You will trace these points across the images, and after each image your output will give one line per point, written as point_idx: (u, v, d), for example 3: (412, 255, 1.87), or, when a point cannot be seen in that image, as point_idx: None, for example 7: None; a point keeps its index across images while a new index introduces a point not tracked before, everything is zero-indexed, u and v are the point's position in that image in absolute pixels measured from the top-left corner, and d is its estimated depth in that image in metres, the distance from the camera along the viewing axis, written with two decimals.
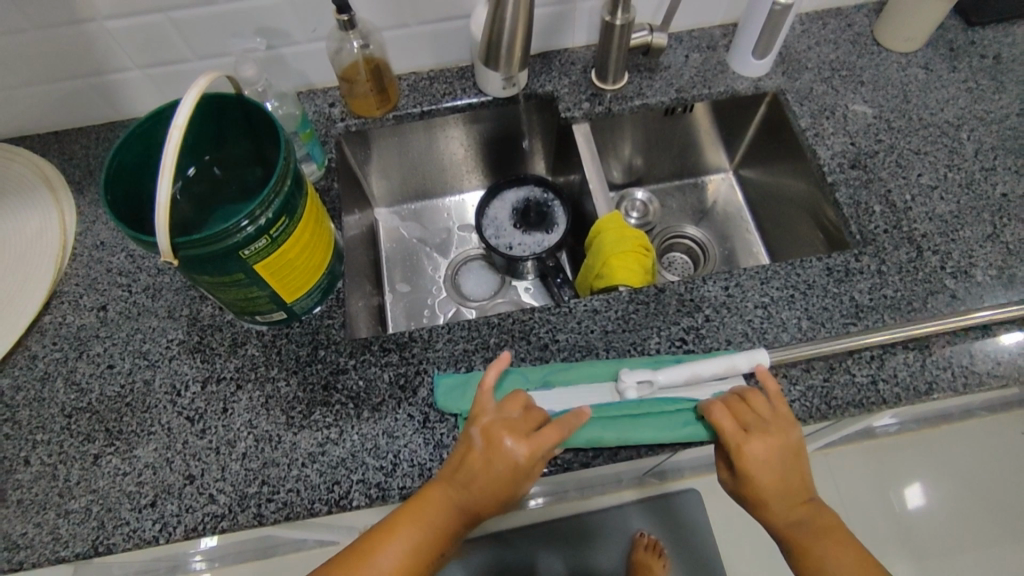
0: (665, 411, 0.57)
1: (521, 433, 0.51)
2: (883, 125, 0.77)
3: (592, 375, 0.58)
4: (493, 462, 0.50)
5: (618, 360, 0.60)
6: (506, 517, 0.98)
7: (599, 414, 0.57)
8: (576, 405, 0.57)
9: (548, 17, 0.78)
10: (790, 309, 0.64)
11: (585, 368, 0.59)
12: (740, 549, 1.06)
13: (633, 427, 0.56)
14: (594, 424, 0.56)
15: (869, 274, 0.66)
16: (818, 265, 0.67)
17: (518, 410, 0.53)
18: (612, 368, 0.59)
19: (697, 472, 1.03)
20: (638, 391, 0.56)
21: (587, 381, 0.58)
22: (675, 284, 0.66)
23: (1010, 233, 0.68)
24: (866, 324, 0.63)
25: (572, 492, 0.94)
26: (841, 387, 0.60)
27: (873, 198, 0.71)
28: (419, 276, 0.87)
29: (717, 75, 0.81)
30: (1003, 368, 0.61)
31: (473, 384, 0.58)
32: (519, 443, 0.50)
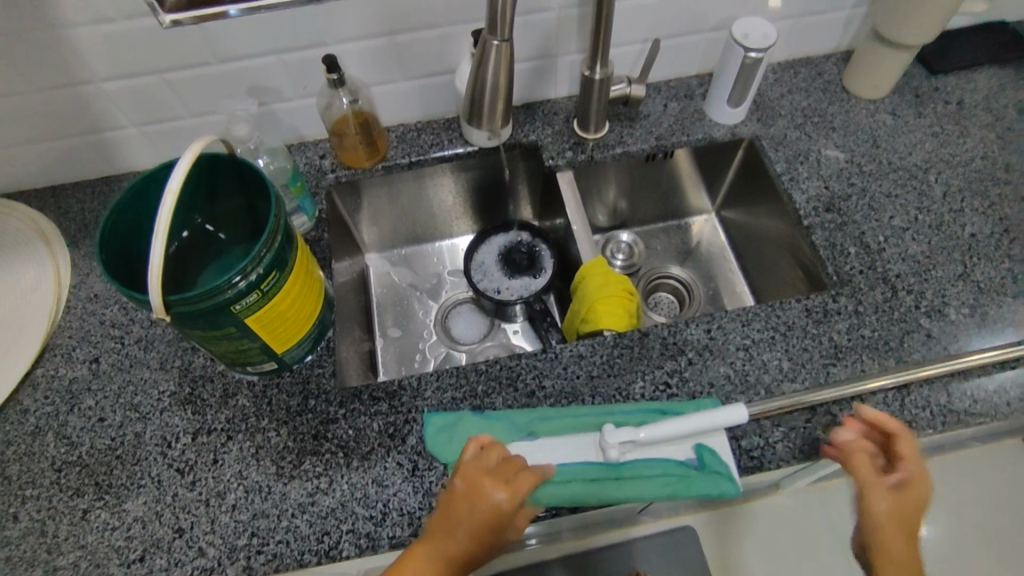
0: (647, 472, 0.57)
1: (500, 478, 0.52)
2: (855, 169, 0.80)
3: (578, 425, 0.59)
4: (476, 505, 0.50)
5: (603, 408, 0.61)
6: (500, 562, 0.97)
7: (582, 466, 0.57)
8: (559, 455, 0.58)
9: (531, 70, 0.81)
10: (771, 351, 0.66)
11: (570, 419, 0.60)
12: None
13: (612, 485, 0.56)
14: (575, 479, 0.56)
15: (847, 315, 0.68)
16: (796, 307, 0.68)
17: (497, 457, 0.54)
18: (598, 420, 0.60)
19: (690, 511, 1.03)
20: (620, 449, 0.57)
21: (573, 432, 0.59)
22: (659, 327, 0.67)
23: (981, 272, 0.71)
24: (845, 364, 0.65)
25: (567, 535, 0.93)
26: (823, 428, 0.61)
27: (848, 240, 0.74)
28: (409, 321, 0.89)
29: (695, 123, 0.85)
30: (980, 406, 0.63)
31: (461, 430, 0.59)
32: (499, 489, 0.51)
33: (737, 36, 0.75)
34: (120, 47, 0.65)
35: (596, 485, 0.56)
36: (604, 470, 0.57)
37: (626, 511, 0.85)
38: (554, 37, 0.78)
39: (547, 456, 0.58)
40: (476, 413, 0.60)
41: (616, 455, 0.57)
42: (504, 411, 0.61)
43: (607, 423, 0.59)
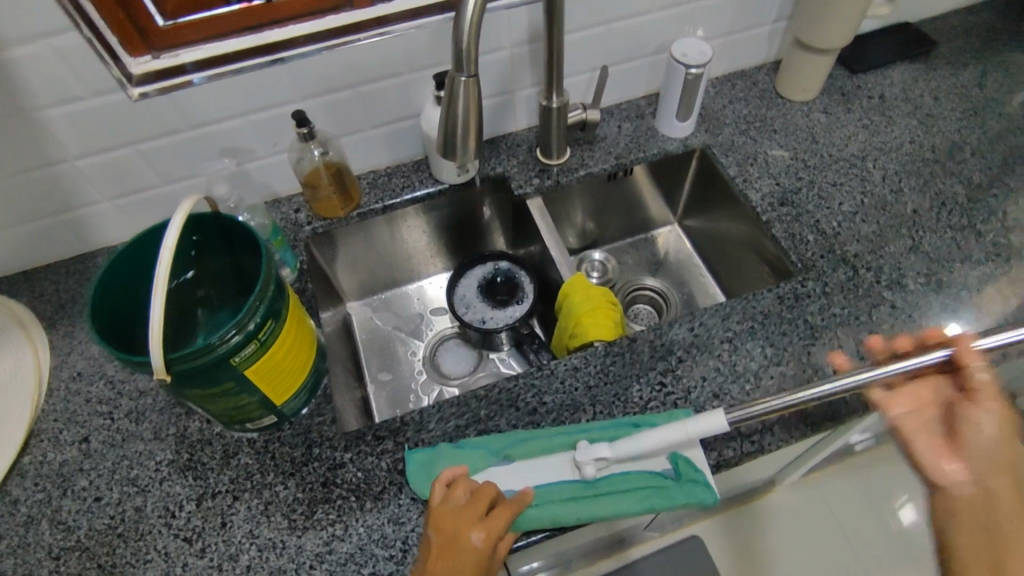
0: (620, 485, 0.59)
1: (475, 515, 0.53)
2: (801, 164, 0.86)
3: (549, 446, 0.60)
4: (457, 550, 0.51)
5: (575, 426, 0.62)
6: None
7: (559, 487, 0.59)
8: (534, 478, 0.59)
9: (491, 107, 0.85)
10: (753, 340, 0.69)
11: (542, 441, 0.60)
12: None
13: (590, 503, 0.58)
14: (554, 502, 0.58)
15: (817, 297, 0.72)
16: (770, 295, 0.73)
17: (465, 494, 0.55)
18: (576, 438, 0.61)
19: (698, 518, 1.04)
20: (596, 467, 0.58)
21: (546, 454, 0.60)
22: (645, 331, 0.69)
23: (929, 242, 0.76)
24: (824, 342, 0.69)
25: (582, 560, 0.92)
26: (815, 404, 0.64)
27: (806, 228, 0.79)
28: (397, 363, 0.89)
29: (649, 139, 0.90)
30: None
31: (439, 462, 0.59)
32: (476, 528, 0.52)
33: (677, 55, 0.81)
34: (89, 124, 0.66)
35: (573, 506, 0.57)
36: (581, 488, 0.58)
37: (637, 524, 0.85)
38: (508, 74, 0.82)
39: (528, 479, 0.59)
40: (449, 442, 0.61)
41: (592, 472, 0.58)
42: (477, 438, 0.61)
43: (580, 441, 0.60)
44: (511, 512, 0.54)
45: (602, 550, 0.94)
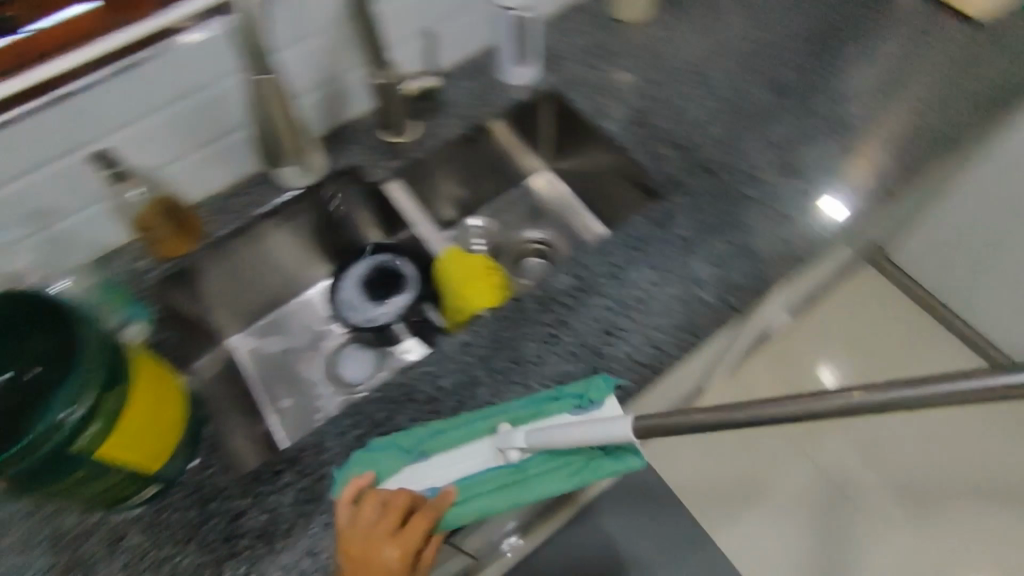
0: (553, 468, 0.54)
1: (387, 533, 0.51)
2: (647, 84, 0.86)
3: (469, 433, 0.57)
4: (370, 573, 0.50)
5: (494, 408, 0.59)
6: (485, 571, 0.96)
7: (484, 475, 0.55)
8: (456, 470, 0.56)
9: (322, 97, 0.79)
10: (635, 269, 0.69)
11: (459, 429, 0.57)
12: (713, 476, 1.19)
13: (519, 489, 0.54)
14: (483, 495, 0.54)
15: (686, 210, 0.74)
16: (642, 220, 0.73)
17: (373, 509, 0.52)
18: (496, 420, 0.57)
19: None
20: (519, 451, 0.55)
21: (467, 441, 0.57)
22: (528, 288, 0.68)
23: (776, 131, 0.81)
24: (701, 253, 0.70)
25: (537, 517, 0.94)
26: (703, 315, 0.66)
27: (664, 146, 0.80)
28: (300, 383, 0.85)
29: (496, 92, 0.87)
30: (814, 242, 0.72)
31: (355, 468, 0.56)
32: (387, 547, 0.50)
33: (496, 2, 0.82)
34: None
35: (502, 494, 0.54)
36: (507, 476, 0.55)
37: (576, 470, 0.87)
38: (329, 58, 0.76)
39: (448, 472, 0.56)
40: (362, 448, 0.58)
41: (516, 456, 0.55)
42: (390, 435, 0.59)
43: (500, 424, 0.56)
44: (424, 522, 0.51)
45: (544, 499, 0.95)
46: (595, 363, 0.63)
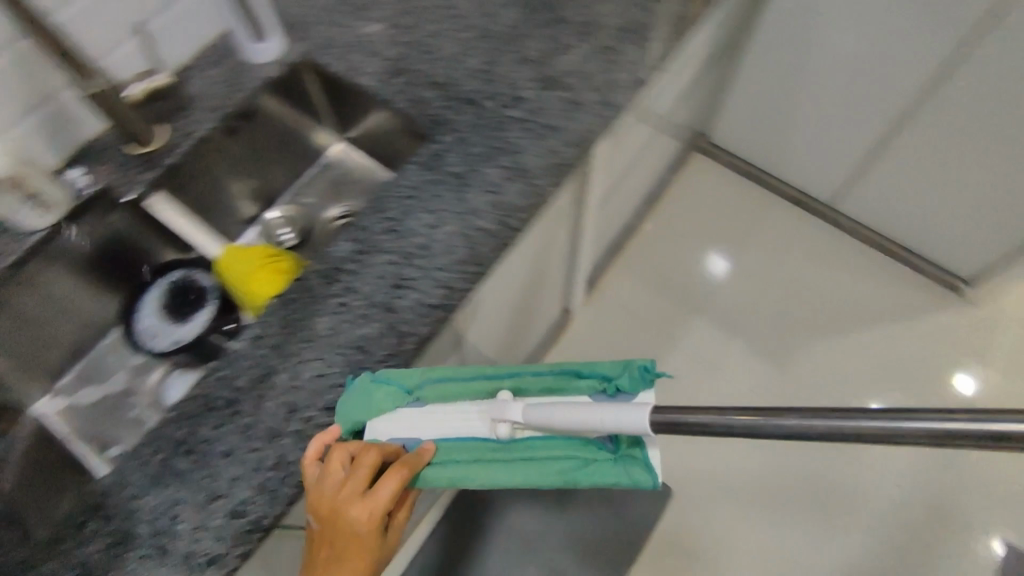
0: (537, 454, 0.63)
1: (356, 493, 0.55)
2: (398, 30, 0.84)
3: (469, 392, 0.66)
4: (340, 532, 0.54)
5: (502, 375, 0.68)
6: None
7: (469, 441, 0.64)
8: (446, 429, 0.65)
9: (41, 124, 0.74)
10: (411, 217, 0.70)
11: (466, 387, 0.67)
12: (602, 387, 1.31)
13: (494, 467, 0.63)
14: (461, 462, 0.63)
15: (453, 147, 0.74)
16: (414, 168, 0.73)
17: (339, 474, 0.55)
18: (500, 386, 0.67)
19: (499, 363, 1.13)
20: (510, 430, 0.62)
21: (463, 399, 0.66)
22: (311, 265, 0.68)
23: (528, 48, 0.81)
24: (475, 185, 0.71)
25: None
26: (484, 244, 0.68)
27: (423, 89, 0.80)
28: (122, 428, 0.79)
29: (243, 74, 0.83)
30: (579, 143, 0.74)
31: (357, 401, 0.60)
32: (355, 507, 0.54)
33: None
34: None
35: (480, 466, 0.63)
36: (492, 448, 0.63)
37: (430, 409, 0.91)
38: (31, 80, 0.71)
39: (441, 426, 0.65)
40: (369, 372, 0.61)
41: (506, 433, 0.62)
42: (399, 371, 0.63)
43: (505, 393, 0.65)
44: (395, 483, 0.56)
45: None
46: (388, 318, 0.64)
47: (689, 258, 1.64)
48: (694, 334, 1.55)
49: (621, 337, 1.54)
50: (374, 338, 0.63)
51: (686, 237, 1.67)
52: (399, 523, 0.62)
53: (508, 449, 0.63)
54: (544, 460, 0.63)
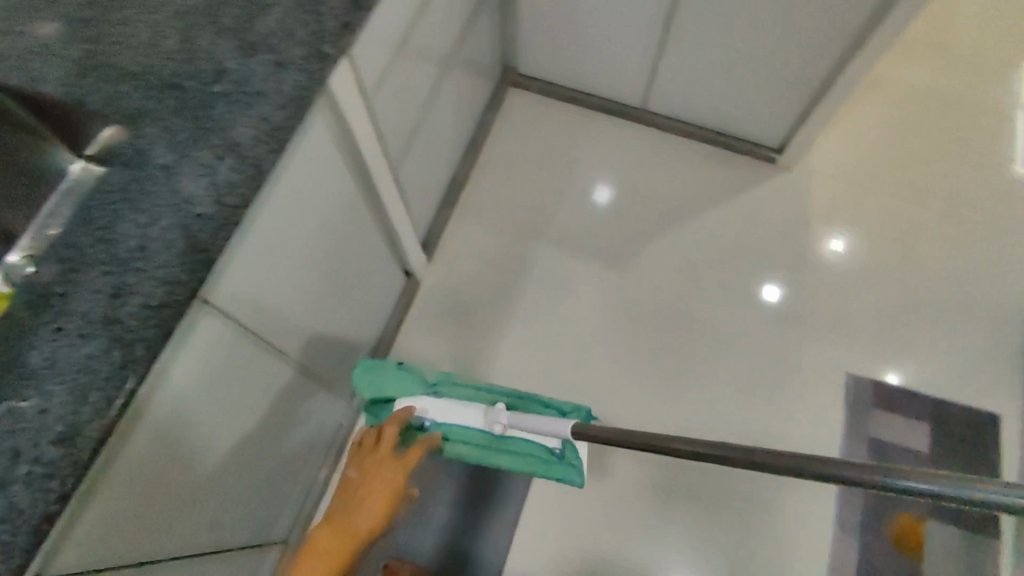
0: (518, 447, 1.04)
1: (384, 452, 0.93)
2: (82, 24, 0.76)
3: (474, 395, 1.10)
4: (371, 480, 0.90)
5: (494, 391, 1.12)
6: (230, 510, 1.03)
7: (473, 433, 1.04)
8: (465, 424, 1.05)
9: None
10: (123, 220, 0.64)
11: (472, 391, 1.10)
12: (466, 327, 1.51)
13: (500, 452, 1.03)
14: (475, 451, 1.02)
15: (153, 137, 0.67)
16: (117, 167, 0.66)
17: (371, 439, 0.95)
18: (494, 397, 1.11)
19: (321, 329, 1.17)
20: (501, 427, 1.03)
21: (469, 402, 1.09)
22: (20, 298, 0.62)
23: (226, 16, 0.74)
24: (187, 171, 0.66)
25: (249, 444, 1.02)
26: (201, 230, 0.64)
27: (115, 83, 0.71)
28: None
29: None
30: (291, 108, 0.69)
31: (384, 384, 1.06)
32: (384, 466, 0.92)
33: None
34: None
35: (494, 453, 1.03)
36: (490, 442, 1.04)
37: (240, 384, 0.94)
38: None
39: (450, 413, 1.06)
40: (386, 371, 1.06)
41: (500, 428, 1.03)
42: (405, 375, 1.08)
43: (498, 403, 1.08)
44: (415, 454, 0.94)
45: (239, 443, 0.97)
46: (112, 332, 0.60)
47: (522, 190, 1.67)
48: (540, 263, 1.59)
49: (470, 283, 1.55)
50: (99, 355, 0.59)
51: (515, 171, 1.69)
52: (402, 506, 1.16)
53: (503, 447, 1.04)
54: (524, 454, 1.04)
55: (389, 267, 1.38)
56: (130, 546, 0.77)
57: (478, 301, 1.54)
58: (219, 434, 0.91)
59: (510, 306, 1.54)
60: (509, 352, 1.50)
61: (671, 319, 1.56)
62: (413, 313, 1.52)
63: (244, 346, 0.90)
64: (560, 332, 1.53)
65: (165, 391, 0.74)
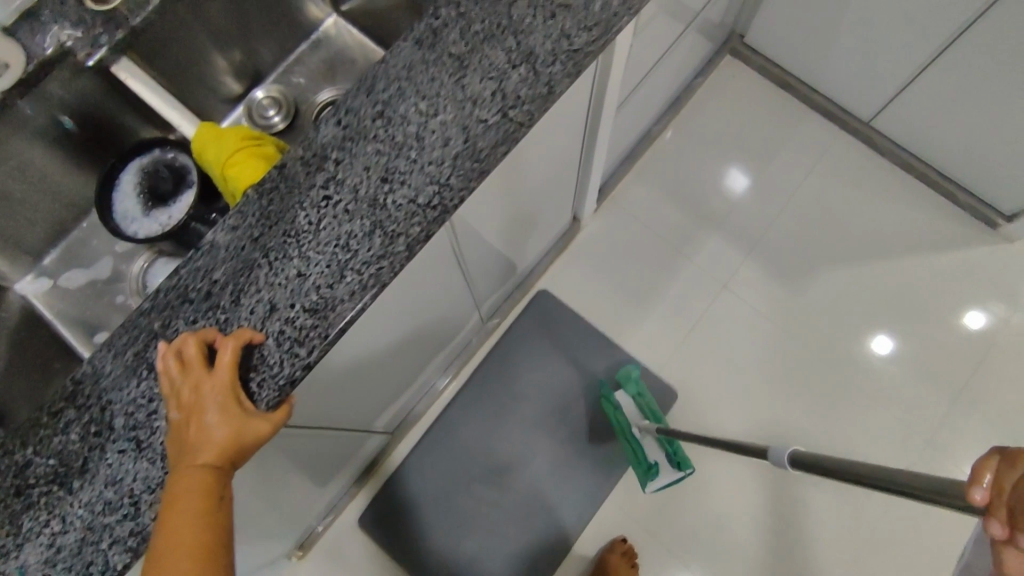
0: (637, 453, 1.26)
1: (199, 369, 0.53)
2: None
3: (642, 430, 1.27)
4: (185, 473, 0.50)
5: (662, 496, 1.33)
6: (369, 399, 1.07)
7: (631, 442, 1.27)
8: (628, 422, 1.28)
9: None
10: (405, 102, 0.62)
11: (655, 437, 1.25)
12: (607, 292, 1.46)
13: (620, 425, 1.30)
14: (630, 450, 1.27)
15: (453, 24, 0.64)
16: (407, 45, 0.64)
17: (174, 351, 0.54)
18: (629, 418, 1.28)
19: (492, 260, 1.15)
20: (657, 546, 1.33)
21: (658, 446, 1.25)
22: (294, 151, 0.62)
23: None
24: (477, 76, 0.62)
25: (408, 346, 1.03)
26: (481, 136, 0.61)
27: None
28: (101, 268, 0.82)
29: None
30: (590, 18, 0.64)
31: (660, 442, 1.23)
32: (212, 410, 0.52)
33: None
34: None
35: (620, 429, 1.29)
36: (630, 444, 1.27)
37: (431, 296, 0.94)
38: None
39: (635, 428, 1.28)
40: (623, 423, 1.28)
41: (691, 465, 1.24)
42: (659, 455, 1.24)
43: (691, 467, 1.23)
44: (233, 355, 0.54)
45: (403, 345, 1.00)
46: (375, 216, 0.59)
47: (714, 168, 1.55)
48: (702, 250, 1.50)
49: (625, 249, 1.49)
50: (361, 235, 0.59)
51: (708, 147, 1.56)
52: (265, 429, 0.54)
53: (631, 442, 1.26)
54: (623, 431, 1.29)
55: (562, 213, 1.34)
56: (312, 408, 0.83)
57: (627, 270, 1.48)
58: (398, 338, 0.93)
59: (661, 283, 1.47)
60: (643, 327, 1.45)
61: (822, 355, 1.44)
62: (566, 258, 1.49)
63: (449, 257, 0.88)
64: (699, 328, 1.45)
65: (361, 330, 0.76)
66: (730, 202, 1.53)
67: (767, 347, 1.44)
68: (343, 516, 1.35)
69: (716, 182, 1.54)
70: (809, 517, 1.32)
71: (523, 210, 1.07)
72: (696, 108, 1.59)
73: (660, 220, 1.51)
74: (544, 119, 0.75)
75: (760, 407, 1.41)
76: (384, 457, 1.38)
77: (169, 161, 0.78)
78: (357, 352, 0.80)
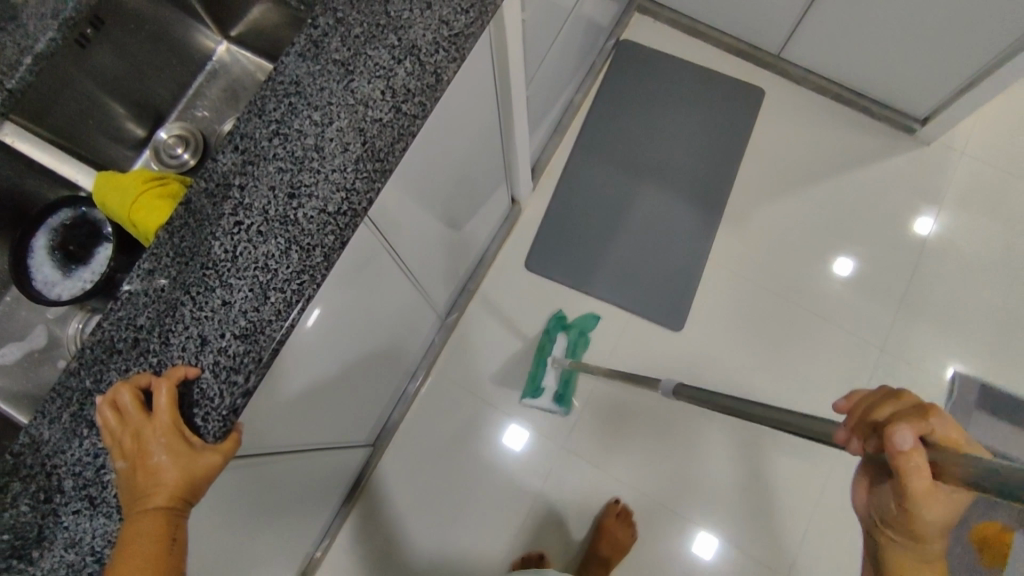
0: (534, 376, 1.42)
1: (138, 416, 0.53)
2: None
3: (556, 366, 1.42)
4: (141, 519, 0.51)
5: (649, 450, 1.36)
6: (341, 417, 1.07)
7: (537, 369, 1.42)
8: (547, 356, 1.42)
9: None
10: (298, 115, 0.62)
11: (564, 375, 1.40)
12: (558, 267, 1.49)
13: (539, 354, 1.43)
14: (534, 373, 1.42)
15: (333, 30, 0.64)
16: (291, 59, 0.64)
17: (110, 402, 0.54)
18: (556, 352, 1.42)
19: (437, 258, 1.16)
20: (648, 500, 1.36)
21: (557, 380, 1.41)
22: (196, 184, 0.62)
23: None
24: (364, 78, 0.62)
25: (369, 359, 1.04)
26: (378, 135, 0.62)
27: None
28: (31, 338, 0.80)
29: None
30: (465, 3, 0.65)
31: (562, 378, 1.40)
32: (158, 453, 0.52)
33: None
34: None
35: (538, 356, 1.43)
36: (537, 369, 1.42)
37: (380, 305, 0.95)
38: None
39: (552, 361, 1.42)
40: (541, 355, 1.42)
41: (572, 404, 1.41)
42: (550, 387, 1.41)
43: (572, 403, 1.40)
44: (169, 397, 0.54)
45: (363, 358, 1.01)
46: (288, 233, 0.59)
47: (639, 129, 1.59)
48: (642, 210, 1.53)
49: (568, 222, 1.52)
50: (277, 255, 0.59)
51: (631, 109, 1.60)
52: (214, 462, 0.55)
53: (538, 368, 1.42)
54: (539, 359, 1.43)
55: (499, 198, 1.36)
56: (280, 438, 0.83)
57: (573, 241, 1.51)
58: (354, 352, 0.94)
59: (607, 249, 1.51)
60: (601, 295, 1.48)
61: (773, 289, 1.48)
62: (513, 241, 1.52)
63: (388, 263, 0.88)
64: (654, 285, 1.49)
65: (309, 351, 0.76)
66: (660, 158, 1.57)
67: (721, 291, 1.48)
68: (339, 536, 1.36)
69: (643, 141, 1.58)
70: (787, 444, 1.37)
71: (457, 204, 1.08)
72: (614, 73, 1.62)
73: (597, 188, 1.55)
74: (447, 110, 0.76)
75: (725, 351, 1.45)
76: (371, 471, 1.39)
77: (80, 218, 0.79)
78: (311, 373, 0.80)
